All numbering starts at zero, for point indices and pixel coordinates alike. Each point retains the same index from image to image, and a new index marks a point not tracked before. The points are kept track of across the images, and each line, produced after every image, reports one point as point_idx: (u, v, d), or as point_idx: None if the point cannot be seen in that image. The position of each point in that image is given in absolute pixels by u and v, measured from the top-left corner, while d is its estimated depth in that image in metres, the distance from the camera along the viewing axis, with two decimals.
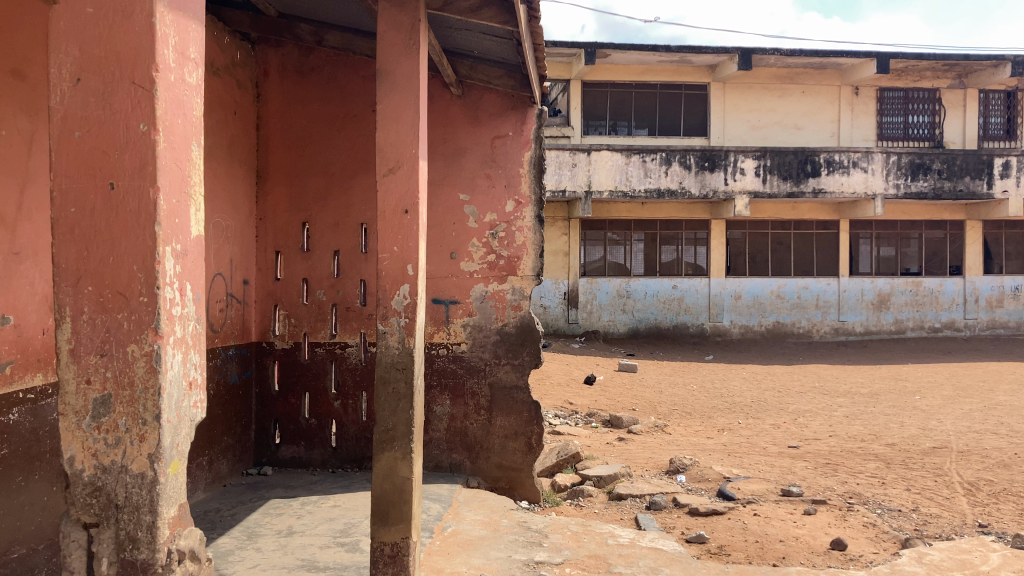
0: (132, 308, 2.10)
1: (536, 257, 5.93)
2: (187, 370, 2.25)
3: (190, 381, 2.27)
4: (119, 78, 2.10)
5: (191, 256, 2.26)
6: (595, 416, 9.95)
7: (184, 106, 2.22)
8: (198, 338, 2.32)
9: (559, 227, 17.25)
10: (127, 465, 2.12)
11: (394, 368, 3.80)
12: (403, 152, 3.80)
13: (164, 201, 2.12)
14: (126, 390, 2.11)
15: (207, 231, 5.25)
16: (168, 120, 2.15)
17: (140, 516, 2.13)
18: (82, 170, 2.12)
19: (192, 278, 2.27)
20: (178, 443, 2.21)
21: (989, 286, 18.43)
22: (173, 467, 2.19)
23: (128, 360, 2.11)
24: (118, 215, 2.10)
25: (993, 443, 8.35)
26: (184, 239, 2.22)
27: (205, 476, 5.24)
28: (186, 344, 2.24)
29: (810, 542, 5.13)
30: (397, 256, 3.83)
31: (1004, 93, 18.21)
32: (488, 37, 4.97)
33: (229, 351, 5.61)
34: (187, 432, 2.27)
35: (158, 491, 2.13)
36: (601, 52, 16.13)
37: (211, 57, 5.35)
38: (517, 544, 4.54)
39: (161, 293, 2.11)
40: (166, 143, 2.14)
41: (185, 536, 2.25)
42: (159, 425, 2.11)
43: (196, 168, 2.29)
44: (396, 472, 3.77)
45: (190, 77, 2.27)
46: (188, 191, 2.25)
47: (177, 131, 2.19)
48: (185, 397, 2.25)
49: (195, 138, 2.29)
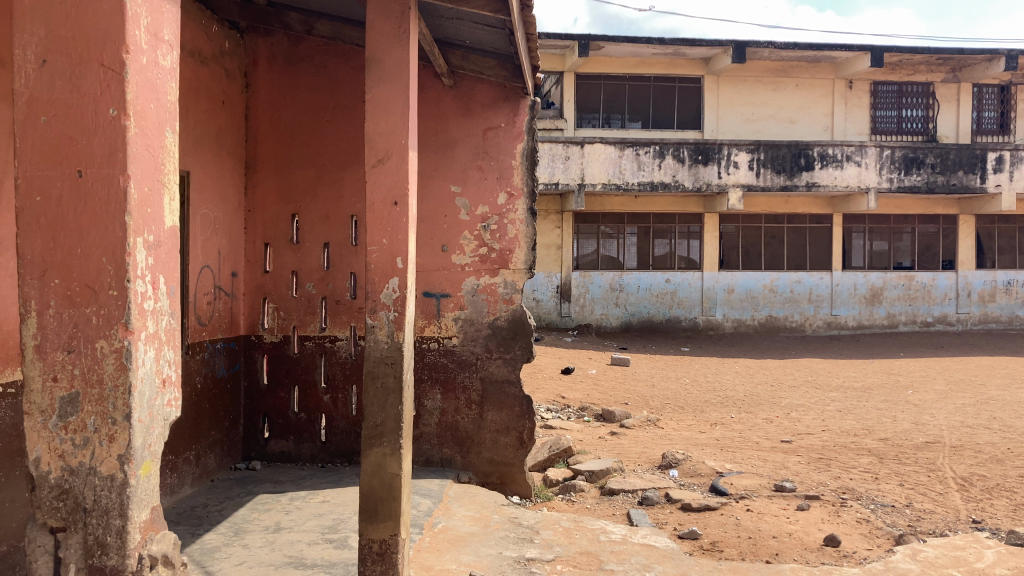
0: (102, 301, 2.04)
1: (528, 250, 5.86)
2: (160, 367, 2.18)
3: (163, 379, 2.20)
4: (87, 61, 2.04)
5: (164, 247, 2.19)
6: (587, 410, 9.90)
7: (157, 90, 2.15)
8: (172, 334, 2.25)
9: (552, 220, 17.18)
10: (96, 467, 2.06)
11: (383, 362, 3.73)
12: (392, 143, 3.74)
13: (136, 190, 2.06)
14: (95, 388, 2.05)
15: (193, 222, 5.17)
16: (140, 104, 2.08)
17: (110, 521, 2.06)
18: (49, 157, 2.06)
19: (166, 270, 2.21)
20: (151, 443, 2.15)
21: (982, 280, 18.45)
22: (145, 469, 2.13)
23: (97, 357, 2.04)
24: (86, 204, 2.04)
25: (986, 438, 8.34)
26: (157, 230, 2.16)
27: (192, 471, 5.17)
28: (159, 340, 2.17)
29: (803, 538, 5.09)
30: (386, 248, 3.76)
31: (998, 87, 18.20)
32: (481, 27, 4.90)
33: (217, 344, 5.53)
34: (159, 431, 2.20)
35: (128, 494, 2.06)
36: (594, 44, 16.02)
37: (199, 46, 5.27)
38: (507, 540, 4.49)
39: (132, 286, 2.05)
40: (137, 130, 2.07)
41: (157, 540, 2.18)
42: (130, 425, 2.05)
43: (170, 154, 2.22)
44: (385, 468, 3.71)
45: (164, 62, 2.21)
46: (162, 179, 2.18)
47: (149, 117, 2.12)
48: (158, 396, 2.18)
49: (169, 124, 2.22)
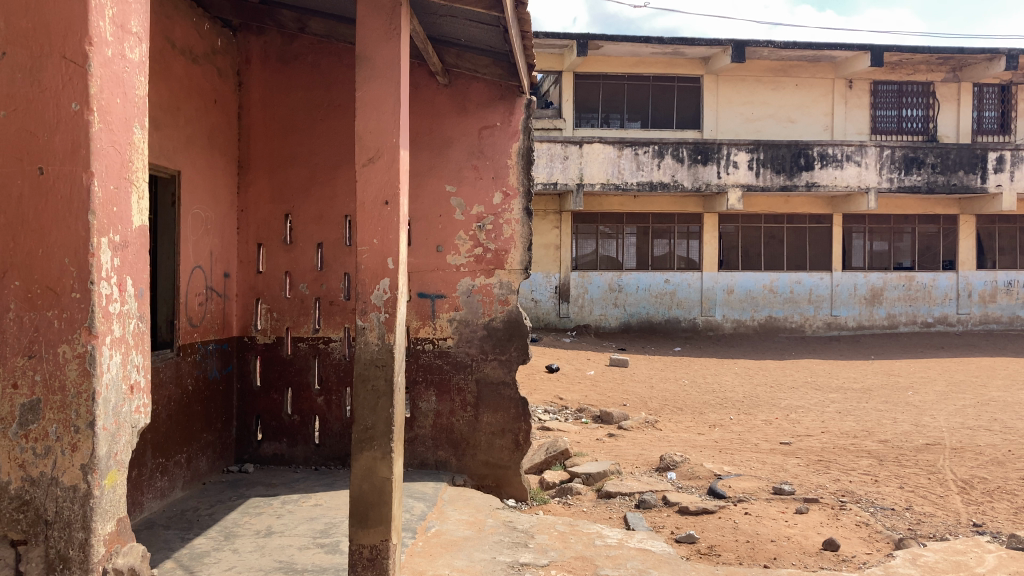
0: (64, 304, 1.98)
1: (524, 250, 5.80)
2: (127, 373, 2.12)
3: (131, 385, 2.14)
4: (48, 52, 1.98)
5: (132, 247, 2.13)
6: (585, 411, 9.84)
7: (124, 84, 2.09)
8: (141, 337, 2.19)
9: (550, 219, 17.13)
10: (58, 477, 2.00)
11: (373, 365, 3.67)
12: (382, 141, 3.69)
13: (100, 187, 2.00)
14: (56, 395, 2.00)
15: (184, 223, 5.10)
16: (104, 98, 2.01)
17: (72, 533, 2.00)
18: (10, 153, 2.01)
19: (134, 271, 2.14)
20: (117, 452, 2.09)
21: (982, 281, 18.38)
22: (111, 478, 2.06)
23: (59, 362, 1.99)
24: (47, 201, 1.98)
25: (987, 440, 8.28)
26: (125, 229, 2.10)
27: (183, 474, 5.10)
28: (126, 343, 2.11)
29: (802, 542, 5.03)
30: (377, 249, 3.69)
31: (998, 87, 18.14)
32: (475, 24, 4.84)
33: (209, 346, 5.47)
34: (127, 439, 2.14)
35: (92, 505, 2.00)
36: (593, 43, 15.95)
37: (190, 44, 5.20)
38: (501, 544, 4.43)
39: (95, 288, 1.99)
40: (101, 124, 2.01)
41: (124, 554, 2.12)
42: (94, 434, 1.99)
43: (138, 151, 2.16)
44: (375, 473, 3.66)
45: (133, 54, 2.14)
46: (129, 177, 2.12)
47: (115, 112, 2.06)
48: (125, 403, 2.12)
49: (137, 120, 2.16)
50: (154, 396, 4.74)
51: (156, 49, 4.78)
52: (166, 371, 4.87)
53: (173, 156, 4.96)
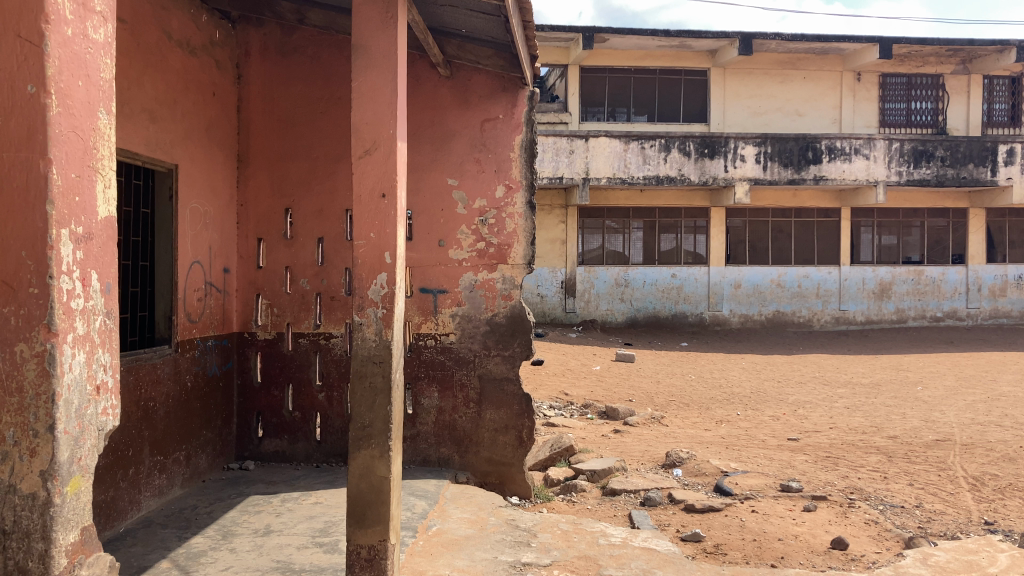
0: (21, 300, 1.91)
1: (527, 245, 5.71)
2: (92, 372, 2.06)
3: (96, 386, 2.08)
4: (3, 30, 1.89)
5: (96, 240, 2.06)
6: (591, 407, 9.75)
7: (86, 66, 2.02)
8: (108, 335, 2.13)
9: (556, 215, 17.07)
10: (17, 485, 1.93)
11: (371, 361, 3.60)
12: (379, 133, 3.61)
13: (60, 175, 1.92)
14: (14, 397, 1.93)
15: (182, 217, 5.03)
16: (64, 80, 1.94)
17: (31, 544, 1.93)
18: None
19: (99, 265, 2.08)
20: (81, 457, 2.02)
21: (992, 275, 18.22)
22: (73, 485, 2.00)
23: (17, 362, 1.92)
24: (4, 190, 1.90)
25: (998, 436, 8.16)
26: (89, 220, 2.03)
27: (182, 472, 5.05)
28: (90, 341, 2.05)
29: (810, 540, 4.94)
30: (374, 243, 3.62)
31: (1008, 79, 17.97)
32: (476, 14, 4.76)
33: (208, 342, 5.41)
34: (92, 443, 2.08)
35: (52, 514, 1.93)
36: (599, 36, 15.85)
37: (188, 36, 5.13)
38: (503, 544, 4.35)
39: (54, 283, 1.91)
40: (61, 108, 1.93)
41: (88, 564, 2.05)
42: (54, 438, 1.93)
43: (103, 138, 2.10)
44: (373, 471, 3.59)
45: (97, 35, 2.08)
46: (94, 166, 2.06)
47: (77, 96, 1.99)
48: (90, 404, 2.06)
49: (102, 104, 2.10)
50: (152, 392, 4.69)
51: (152, 41, 4.71)
52: (164, 368, 4.82)
53: (170, 150, 4.90)
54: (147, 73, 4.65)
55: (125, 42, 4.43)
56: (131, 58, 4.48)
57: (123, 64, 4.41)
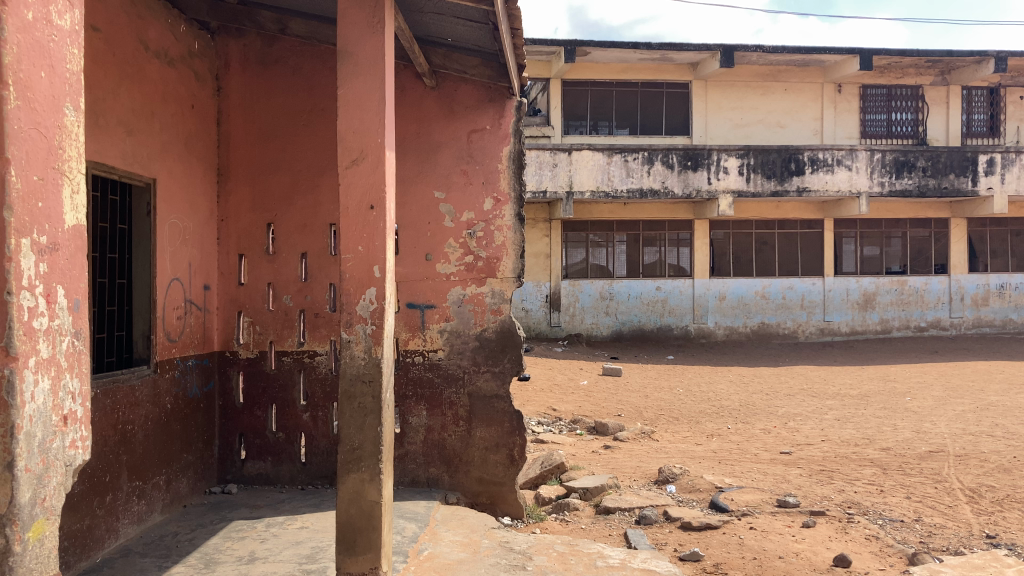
0: None
1: (516, 258, 5.58)
2: (58, 401, 1.91)
3: (63, 416, 1.94)
4: None
5: (62, 251, 1.92)
6: (580, 422, 9.61)
7: (50, 56, 1.88)
8: (76, 358, 1.99)
9: (540, 228, 16.96)
10: None
11: (360, 381, 3.45)
12: (366, 142, 3.48)
13: (21, 177, 1.77)
14: None
15: (160, 234, 4.86)
16: (23, 69, 1.79)
17: None
18: None
19: (65, 279, 1.94)
20: (44, 497, 1.87)
21: (975, 284, 18.26)
22: (36, 530, 1.84)
23: None
24: None
25: (991, 446, 8.10)
26: (54, 229, 1.89)
27: (162, 497, 4.86)
28: (54, 367, 1.89)
29: (812, 558, 4.82)
30: (362, 256, 3.48)
31: (986, 89, 18.10)
32: (463, 22, 4.65)
33: (188, 362, 5.23)
34: (58, 480, 1.92)
35: (11, 563, 1.76)
36: (581, 49, 15.82)
37: (165, 47, 4.98)
38: (498, 567, 4.20)
39: (14, 299, 1.74)
40: (21, 101, 1.78)
41: None
42: (13, 477, 1.75)
43: (69, 136, 1.96)
44: (364, 496, 3.45)
45: (62, 21, 1.95)
46: (58, 167, 1.91)
47: (39, 89, 1.84)
48: (56, 437, 1.91)
49: (69, 100, 1.97)
50: (130, 415, 4.51)
51: (128, 52, 4.55)
52: (143, 390, 4.65)
53: (147, 163, 4.74)
54: (123, 85, 4.49)
55: (99, 52, 4.27)
56: (106, 68, 4.33)
57: (98, 74, 4.26)
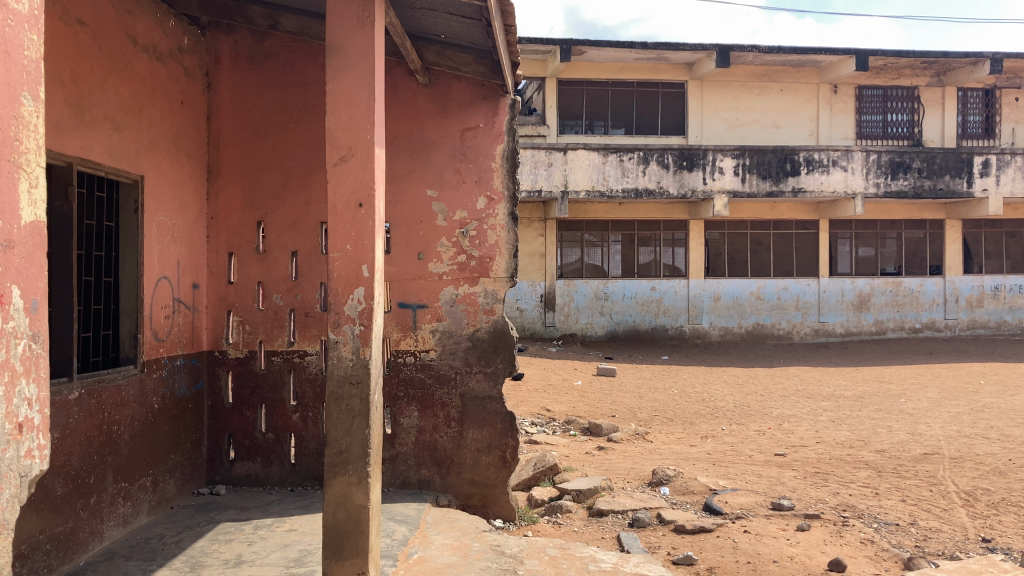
0: None
1: (510, 258, 5.52)
2: (11, 406, 1.84)
3: (17, 423, 1.86)
4: None
5: (18, 249, 1.85)
6: (573, 423, 9.56)
7: (5, 43, 1.81)
8: (33, 362, 1.92)
9: (535, 228, 16.90)
10: None
11: (347, 382, 3.40)
12: (355, 138, 3.41)
13: None
14: None
15: (149, 231, 4.79)
16: None
17: None
18: None
19: (21, 279, 1.87)
20: None
21: (970, 286, 18.25)
22: None
23: None
24: None
25: (986, 449, 8.07)
26: (9, 225, 1.82)
27: (149, 498, 4.79)
28: (6, 369, 1.82)
29: (806, 562, 4.77)
30: (350, 255, 3.42)
31: (982, 91, 18.08)
32: (456, 18, 4.59)
33: (177, 361, 5.16)
34: (12, 491, 1.85)
35: None
36: (576, 48, 15.76)
37: (154, 42, 4.90)
38: (488, 572, 4.13)
39: None
40: None
41: None
42: None
43: (26, 127, 1.89)
44: (351, 499, 3.39)
45: (19, 6, 1.87)
46: (13, 160, 1.84)
47: None
48: (9, 444, 1.84)
49: (27, 89, 1.90)
50: (115, 416, 4.44)
51: (115, 46, 4.48)
52: (129, 389, 4.58)
53: (134, 160, 4.67)
54: (110, 79, 4.42)
55: (85, 46, 4.19)
56: (92, 62, 4.24)
57: (85, 69, 4.19)
